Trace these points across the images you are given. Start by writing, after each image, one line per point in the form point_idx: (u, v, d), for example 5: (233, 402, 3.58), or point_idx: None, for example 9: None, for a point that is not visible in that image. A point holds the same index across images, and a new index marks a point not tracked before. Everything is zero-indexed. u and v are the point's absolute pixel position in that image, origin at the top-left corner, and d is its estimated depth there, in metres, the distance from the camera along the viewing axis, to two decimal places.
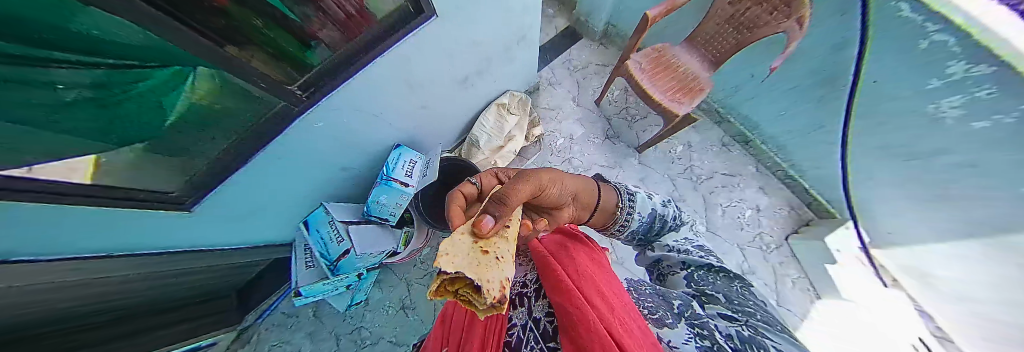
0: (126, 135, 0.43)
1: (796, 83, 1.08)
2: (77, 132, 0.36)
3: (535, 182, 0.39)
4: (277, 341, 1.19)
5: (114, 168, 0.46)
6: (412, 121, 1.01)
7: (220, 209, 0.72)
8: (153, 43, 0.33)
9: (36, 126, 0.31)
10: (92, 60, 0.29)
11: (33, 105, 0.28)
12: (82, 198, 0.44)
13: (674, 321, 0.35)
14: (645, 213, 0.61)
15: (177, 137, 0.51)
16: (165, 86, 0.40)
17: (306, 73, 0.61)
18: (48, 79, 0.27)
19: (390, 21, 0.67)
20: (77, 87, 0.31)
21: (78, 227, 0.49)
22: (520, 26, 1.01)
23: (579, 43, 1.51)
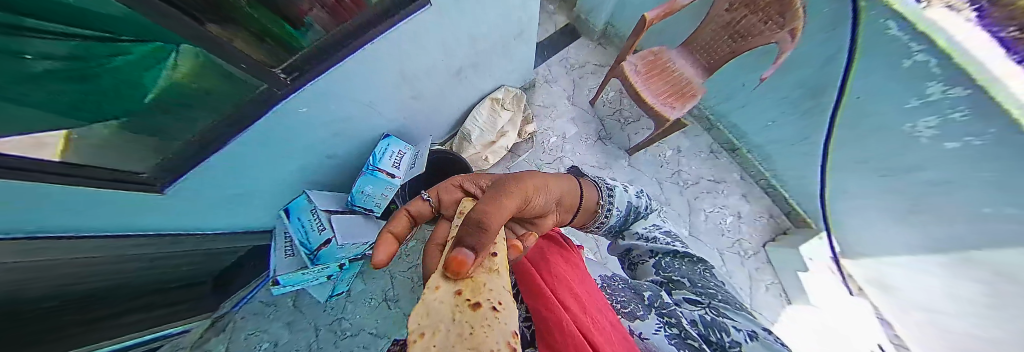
0: (101, 113, 0.39)
1: (784, 94, 1.10)
2: (54, 110, 0.33)
3: (518, 195, 0.36)
4: (255, 330, 1.17)
5: (89, 146, 0.43)
6: (403, 111, 0.99)
7: (196, 193, 0.69)
8: (136, 17, 0.30)
9: (16, 104, 0.28)
10: (77, 33, 0.27)
11: (18, 80, 0.26)
12: (53, 175, 0.41)
13: (644, 313, 0.38)
14: (622, 206, 0.58)
15: (153, 117, 0.47)
16: (144, 62, 0.37)
17: (292, 57, 0.58)
18: (35, 51, 0.25)
19: (384, 6, 0.64)
20: (58, 60, 0.28)
21: (60, 206, 0.47)
22: (519, 21, 0.99)
23: (577, 42, 1.49)
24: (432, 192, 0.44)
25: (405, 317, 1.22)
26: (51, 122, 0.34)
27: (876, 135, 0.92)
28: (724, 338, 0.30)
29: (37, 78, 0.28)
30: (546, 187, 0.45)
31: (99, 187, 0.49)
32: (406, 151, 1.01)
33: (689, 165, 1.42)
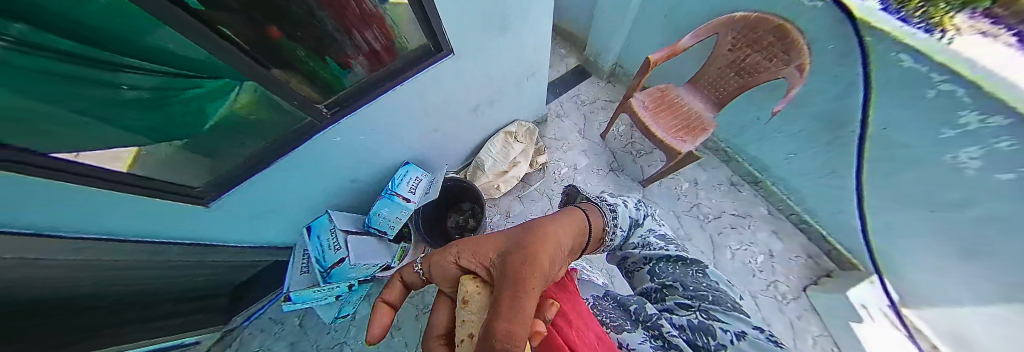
0: (170, 134, 0.50)
1: (801, 127, 1.07)
2: (136, 128, 0.45)
3: (538, 261, 0.26)
4: (257, 349, 1.22)
5: (154, 160, 0.54)
6: (423, 141, 1.08)
7: (234, 207, 0.78)
8: (207, 59, 0.41)
9: (97, 119, 0.38)
10: (154, 67, 0.38)
11: (100, 99, 0.36)
12: (117, 183, 0.50)
13: (631, 327, 0.44)
14: (624, 223, 0.50)
15: (212, 140, 0.59)
16: (212, 95, 0.49)
17: (334, 95, 0.70)
18: (113, 81, 0.35)
19: (413, 56, 0.76)
20: (139, 89, 0.39)
21: (114, 205, 0.55)
22: (531, 64, 1.10)
23: (588, 81, 1.61)
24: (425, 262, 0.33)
25: (405, 348, 1.18)
26: (133, 137, 0.46)
27: (916, 168, 0.84)
28: (709, 342, 0.36)
29: (119, 101, 0.38)
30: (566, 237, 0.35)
31: (155, 196, 0.59)
32: (422, 178, 1.07)
33: (709, 199, 1.37)
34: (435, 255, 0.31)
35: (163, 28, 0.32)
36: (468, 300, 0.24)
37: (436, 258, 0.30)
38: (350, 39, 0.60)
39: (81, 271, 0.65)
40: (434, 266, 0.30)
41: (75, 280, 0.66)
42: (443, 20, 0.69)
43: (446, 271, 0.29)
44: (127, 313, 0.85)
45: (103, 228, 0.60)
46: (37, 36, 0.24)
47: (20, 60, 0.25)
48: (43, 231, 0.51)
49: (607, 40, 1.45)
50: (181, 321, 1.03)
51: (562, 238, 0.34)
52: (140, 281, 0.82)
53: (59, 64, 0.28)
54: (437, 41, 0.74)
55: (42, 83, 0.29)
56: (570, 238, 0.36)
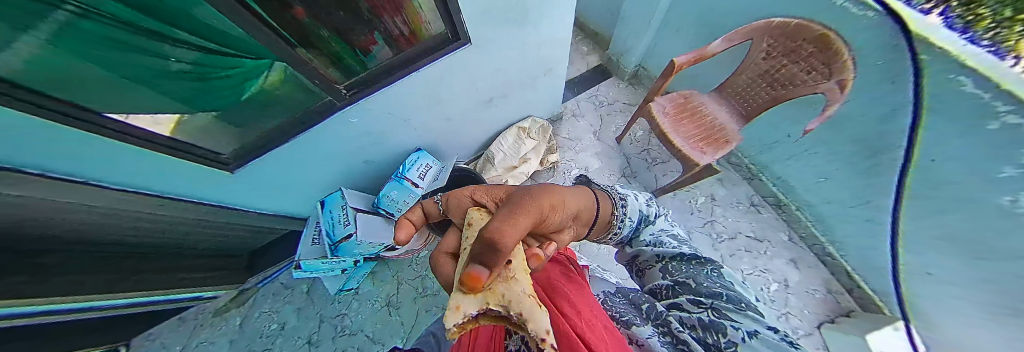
0: (207, 104, 0.56)
1: (838, 149, 0.99)
2: (178, 95, 0.50)
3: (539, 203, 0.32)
4: (267, 310, 1.32)
5: (190, 128, 0.60)
6: (436, 130, 1.09)
7: (254, 177, 0.83)
8: (248, 40, 0.45)
9: (143, 84, 0.44)
10: (201, 44, 0.43)
11: (147, 66, 0.41)
12: (163, 146, 0.57)
13: (640, 323, 0.46)
14: (635, 216, 0.55)
15: (242, 112, 0.64)
16: (249, 73, 0.54)
17: (354, 77, 0.72)
18: (161, 52, 0.40)
19: (429, 44, 0.77)
20: (184, 63, 0.45)
21: (147, 163, 0.60)
22: (549, 59, 1.07)
23: (607, 81, 1.56)
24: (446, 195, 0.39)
25: (402, 327, 1.23)
26: (176, 105, 0.52)
27: (966, 208, 0.76)
28: (720, 340, 0.33)
29: (168, 72, 0.44)
30: (565, 204, 0.41)
31: (192, 161, 0.65)
32: (432, 166, 1.10)
33: (725, 219, 1.32)
34: (456, 191, 0.38)
35: (198, 9, 0.35)
36: (478, 219, 0.31)
37: (457, 194, 0.38)
38: (381, 21, 0.63)
39: (115, 220, 0.73)
40: (453, 198, 0.37)
41: (111, 228, 0.75)
42: (463, 10, 0.69)
43: (464, 202, 0.36)
44: (143, 263, 0.94)
45: (137, 185, 0.65)
46: (102, 4, 0.29)
47: (80, 22, 0.29)
48: (90, 181, 0.56)
49: (632, 40, 1.40)
50: (197, 276, 1.13)
51: (563, 205, 0.40)
52: (169, 235, 0.92)
53: (113, 31, 0.33)
54: (455, 30, 0.74)
55: (95, 45, 0.33)
56: (571, 208, 0.42)
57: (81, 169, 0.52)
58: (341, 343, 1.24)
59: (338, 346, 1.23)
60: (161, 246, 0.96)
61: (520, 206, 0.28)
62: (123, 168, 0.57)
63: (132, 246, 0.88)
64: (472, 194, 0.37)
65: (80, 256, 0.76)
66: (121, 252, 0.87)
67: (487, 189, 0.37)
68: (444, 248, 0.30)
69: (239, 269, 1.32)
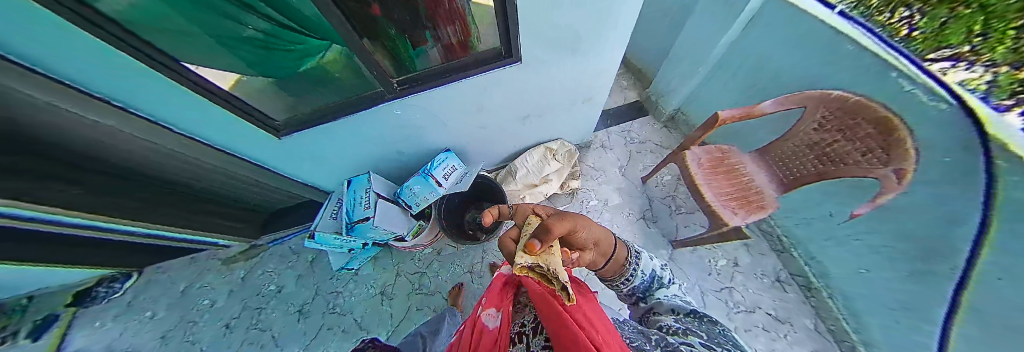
0: (273, 73, 0.64)
1: (886, 241, 0.91)
2: (246, 58, 0.57)
3: (576, 220, 0.47)
4: (270, 270, 1.38)
5: (255, 93, 0.68)
6: (469, 136, 1.13)
7: (293, 145, 0.89)
8: (314, 19, 0.51)
9: (223, 44, 0.51)
10: (275, 17, 0.49)
11: (227, 29, 0.48)
12: (229, 104, 0.64)
13: (648, 348, 0.40)
14: (646, 272, 0.69)
15: (297, 85, 0.71)
16: (311, 51, 0.61)
17: (407, 73, 0.77)
18: (240, 18, 0.47)
19: (482, 56, 0.81)
20: (257, 32, 0.51)
21: (211, 115, 0.67)
22: (591, 88, 1.09)
23: (642, 119, 1.56)
24: (514, 208, 0.59)
25: (391, 319, 1.24)
26: (246, 70, 0.60)
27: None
28: None
29: (242, 37, 0.51)
30: (594, 228, 0.55)
31: (250, 122, 0.72)
32: (457, 168, 1.10)
33: (745, 290, 1.23)
34: (520, 207, 0.57)
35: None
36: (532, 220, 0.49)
37: (520, 208, 0.57)
38: (437, 27, 0.67)
39: (158, 154, 0.80)
40: (518, 211, 0.56)
41: (153, 160, 0.82)
42: (522, 33, 0.72)
43: (525, 212, 0.55)
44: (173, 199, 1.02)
45: (197, 133, 0.73)
46: None
47: None
48: (159, 120, 0.65)
49: (677, 84, 1.39)
50: (215, 222, 1.21)
51: (593, 229, 0.55)
52: (201, 182, 0.99)
53: None
54: (509, 48, 0.77)
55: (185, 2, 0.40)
56: (599, 233, 0.57)
57: (154, 106, 0.60)
58: (329, 320, 1.26)
59: (325, 321, 1.26)
60: (193, 192, 1.03)
61: (565, 214, 0.45)
62: (186, 113, 0.64)
63: (170, 184, 0.95)
64: (531, 209, 0.56)
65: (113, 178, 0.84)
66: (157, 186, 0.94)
67: (542, 208, 0.56)
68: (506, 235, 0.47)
69: (254, 225, 1.39)
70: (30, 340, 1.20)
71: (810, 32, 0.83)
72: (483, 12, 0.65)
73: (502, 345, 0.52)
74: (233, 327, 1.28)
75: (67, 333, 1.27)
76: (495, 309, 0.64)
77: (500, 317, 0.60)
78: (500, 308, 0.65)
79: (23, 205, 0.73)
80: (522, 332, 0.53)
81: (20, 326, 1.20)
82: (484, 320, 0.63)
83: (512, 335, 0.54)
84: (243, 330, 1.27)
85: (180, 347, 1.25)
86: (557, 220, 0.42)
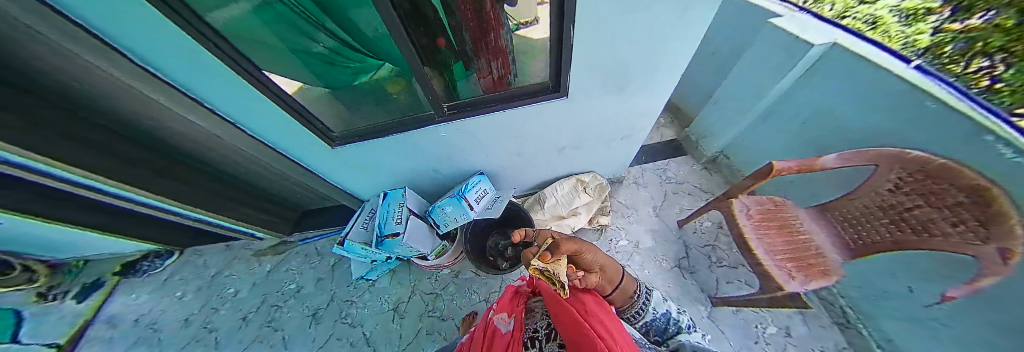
0: (333, 86, 0.78)
1: (982, 335, 0.74)
2: (316, 72, 0.70)
3: (578, 244, 0.68)
4: (292, 269, 1.41)
5: (318, 102, 0.79)
6: (505, 161, 1.15)
7: (340, 154, 0.95)
8: (371, 39, 0.64)
9: (302, 59, 0.65)
10: (341, 37, 0.63)
11: (307, 46, 0.63)
12: (298, 116, 0.73)
13: None
14: (663, 312, 0.85)
15: (351, 97, 0.84)
16: (365, 68, 0.75)
17: (458, 98, 0.84)
18: (316, 37, 0.61)
19: (532, 88, 0.84)
20: (327, 50, 0.66)
21: (277, 122, 0.75)
22: (632, 126, 1.08)
23: (680, 159, 1.51)
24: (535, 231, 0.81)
25: (399, 339, 1.20)
26: (315, 82, 0.73)
27: None
28: None
29: (315, 53, 0.65)
30: (598, 255, 0.74)
31: (312, 132, 0.80)
32: (488, 192, 1.11)
33: None
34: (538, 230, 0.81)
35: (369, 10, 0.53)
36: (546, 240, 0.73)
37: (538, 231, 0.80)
38: (476, 62, 0.76)
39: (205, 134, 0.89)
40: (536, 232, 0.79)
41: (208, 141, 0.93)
42: (574, 69, 0.75)
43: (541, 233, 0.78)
44: (214, 181, 1.11)
45: (266, 136, 0.82)
46: None
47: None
48: (237, 124, 0.75)
49: (719, 129, 1.35)
50: (256, 215, 1.29)
51: (597, 255, 0.74)
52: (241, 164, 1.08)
53: (297, 13, 0.53)
54: (558, 81, 0.80)
55: (281, 19, 0.54)
56: (603, 259, 0.75)
57: (236, 111, 0.69)
58: (339, 329, 1.24)
59: (335, 331, 1.24)
60: (236, 173, 1.12)
61: (568, 240, 0.67)
62: (257, 119, 0.73)
63: (220, 164, 1.05)
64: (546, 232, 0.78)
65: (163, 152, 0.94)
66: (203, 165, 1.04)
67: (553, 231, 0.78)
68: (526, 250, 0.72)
69: (289, 222, 1.47)
70: (77, 301, 1.31)
71: (872, 85, 0.79)
72: (529, 44, 0.72)
73: (516, 347, 0.64)
74: (248, 321, 1.30)
75: (109, 295, 1.35)
76: (507, 314, 0.75)
77: (513, 322, 0.71)
78: (512, 314, 0.75)
79: (77, 172, 0.78)
80: (534, 336, 0.66)
81: (72, 287, 1.33)
82: (497, 325, 0.73)
83: (526, 339, 0.67)
84: (256, 326, 1.28)
85: (198, 332, 1.28)
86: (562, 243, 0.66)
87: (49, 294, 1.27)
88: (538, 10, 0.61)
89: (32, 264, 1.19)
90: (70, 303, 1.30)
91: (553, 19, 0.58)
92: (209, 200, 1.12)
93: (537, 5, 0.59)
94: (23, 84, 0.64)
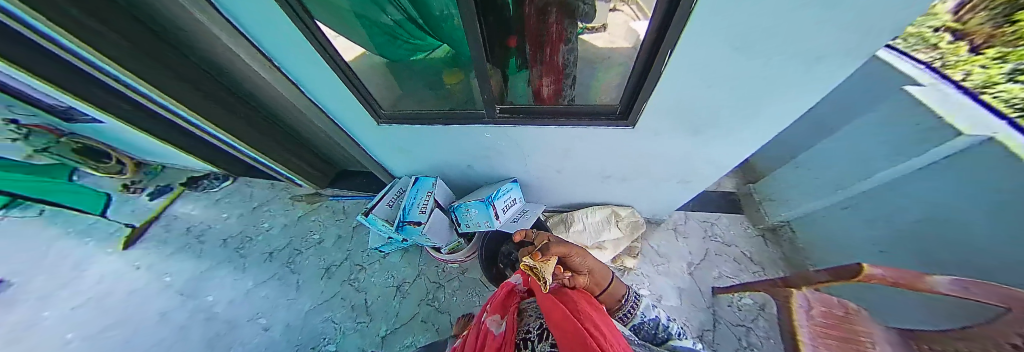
0: (387, 55, 0.79)
1: None
2: (377, 40, 0.73)
3: (568, 248, 0.73)
4: (315, 222, 1.52)
5: (374, 78, 0.82)
6: (545, 176, 1.11)
7: (385, 134, 0.98)
8: (437, 21, 0.63)
9: (369, 24, 0.68)
10: (411, 14, 0.64)
11: (373, 16, 0.65)
12: (352, 88, 0.74)
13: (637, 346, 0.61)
14: (649, 312, 0.84)
15: (405, 80, 0.86)
16: (422, 48, 0.75)
17: (513, 105, 0.80)
18: (386, 10, 0.63)
19: (596, 110, 0.78)
20: (394, 22, 0.67)
21: (333, 91, 0.78)
22: (692, 173, 0.98)
23: (732, 217, 1.37)
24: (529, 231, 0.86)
25: (395, 318, 1.22)
26: (372, 49, 0.76)
27: None
28: None
29: (382, 24, 0.68)
30: (588, 259, 0.75)
31: (363, 105, 0.82)
32: (516, 202, 1.10)
33: None
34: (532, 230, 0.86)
35: None
36: (539, 242, 0.78)
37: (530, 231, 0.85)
38: (531, 70, 0.72)
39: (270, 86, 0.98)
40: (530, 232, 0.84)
41: (273, 91, 1.02)
42: (652, 100, 0.67)
43: (535, 233, 0.82)
44: (274, 123, 1.23)
45: (322, 102, 0.86)
46: None
47: None
48: (298, 84, 0.79)
49: (795, 198, 1.17)
50: (301, 164, 1.39)
51: (586, 257, 0.75)
52: (297, 118, 1.17)
53: None
54: (629, 109, 0.74)
55: None
56: (592, 263, 0.76)
57: (304, 74, 0.72)
58: (345, 290, 1.31)
59: (341, 289, 1.31)
60: (293, 122, 1.22)
61: (561, 244, 0.73)
62: (317, 84, 0.76)
63: (284, 114, 1.16)
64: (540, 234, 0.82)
65: (239, 90, 1.05)
66: (265, 108, 1.15)
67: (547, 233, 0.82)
68: (524, 249, 0.81)
69: (328, 176, 1.58)
70: (150, 200, 1.49)
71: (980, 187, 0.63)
72: (596, 52, 0.68)
73: (508, 349, 0.57)
74: (273, 256, 1.41)
75: (174, 199, 1.52)
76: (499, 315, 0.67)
77: (506, 324, 0.64)
78: (504, 315, 0.69)
79: (163, 94, 0.87)
80: (527, 337, 0.59)
81: (149, 186, 1.52)
82: (489, 325, 0.66)
83: (518, 341, 0.59)
84: (278, 263, 1.39)
85: (232, 254, 1.40)
86: (555, 247, 0.73)
87: (131, 187, 1.49)
88: (607, 18, 0.58)
89: (125, 159, 1.42)
90: (144, 199, 1.49)
91: (650, 40, 0.51)
92: (270, 143, 1.22)
93: (607, 11, 0.56)
94: (143, 13, 0.76)
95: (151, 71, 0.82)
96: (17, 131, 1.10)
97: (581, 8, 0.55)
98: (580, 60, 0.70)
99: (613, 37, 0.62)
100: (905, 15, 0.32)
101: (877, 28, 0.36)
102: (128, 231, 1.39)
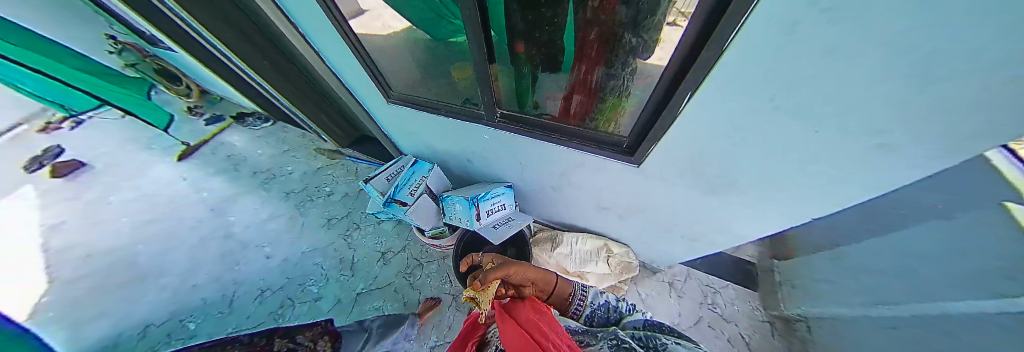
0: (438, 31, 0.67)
1: None
2: (423, 9, 0.62)
3: (506, 269, 0.74)
4: (330, 175, 1.66)
5: (396, 58, 0.82)
6: (541, 190, 1.07)
7: (395, 113, 1.02)
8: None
9: None
10: None
11: None
12: (365, 61, 0.78)
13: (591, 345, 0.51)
14: (595, 302, 0.79)
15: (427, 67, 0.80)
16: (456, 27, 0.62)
17: (515, 111, 0.76)
18: None
19: (602, 139, 0.71)
20: None
21: (350, 61, 0.84)
22: (699, 231, 0.87)
23: (741, 292, 1.22)
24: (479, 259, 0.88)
25: (372, 281, 1.30)
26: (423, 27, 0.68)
27: None
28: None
29: None
30: (529, 272, 0.77)
31: (375, 80, 0.86)
32: (504, 206, 1.09)
33: None
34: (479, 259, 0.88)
35: None
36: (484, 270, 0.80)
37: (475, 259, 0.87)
38: (545, 83, 0.65)
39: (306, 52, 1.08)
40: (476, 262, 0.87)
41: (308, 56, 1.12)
42: (660, 140, 0.60)
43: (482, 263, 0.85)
44: (309, 83, 1.34)
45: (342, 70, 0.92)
46: None
47: None
48: (321, 52, 0.86)
49: (824, 293, 0.99)
50: (327, 122, 1.52)
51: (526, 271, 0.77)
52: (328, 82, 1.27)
53: None
54: (635, 149, 0.66)
55: None
56: (535, 273, 0.79)
57: (328, 40, 0.78)
58: (339, 242, 1.42)
59: (336, 239, 1.43)
60: (325, 85, 1.32)
61: (502, 265, 0.74)
62: (339, 52, 0.81)
63: (319, 76, 1.26)
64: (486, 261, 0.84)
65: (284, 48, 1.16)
66: (303, 68, 1.26)
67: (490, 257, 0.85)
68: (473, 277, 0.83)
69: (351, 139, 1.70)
70: (207, 125, 1.77)
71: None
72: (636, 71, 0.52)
73: None
74: (291, 194, 1.58)
75: (223, 129, 1.78)
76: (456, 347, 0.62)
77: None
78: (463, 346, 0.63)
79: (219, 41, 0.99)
80: None
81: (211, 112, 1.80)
82: None
83: None
84: (294, 201, 1.56)
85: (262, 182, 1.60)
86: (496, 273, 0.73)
87: (195, 111, 1.82)
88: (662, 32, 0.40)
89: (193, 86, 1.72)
90: (201, 123, 1.78)
91: (669, 72, 0.44)
92: (303, 98, 1.35)
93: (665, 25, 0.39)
94: None
95: (210, 19, 0.93)
96: (114, 46, 1.33)
97: (629, 40, 0.46)
98: (631, 86, 0.55)
99: (664, 55, 0.43)
100: (991, 81, 0.24)
101: (952, 96, 0.27)
102: (182, 147, 1.65)
